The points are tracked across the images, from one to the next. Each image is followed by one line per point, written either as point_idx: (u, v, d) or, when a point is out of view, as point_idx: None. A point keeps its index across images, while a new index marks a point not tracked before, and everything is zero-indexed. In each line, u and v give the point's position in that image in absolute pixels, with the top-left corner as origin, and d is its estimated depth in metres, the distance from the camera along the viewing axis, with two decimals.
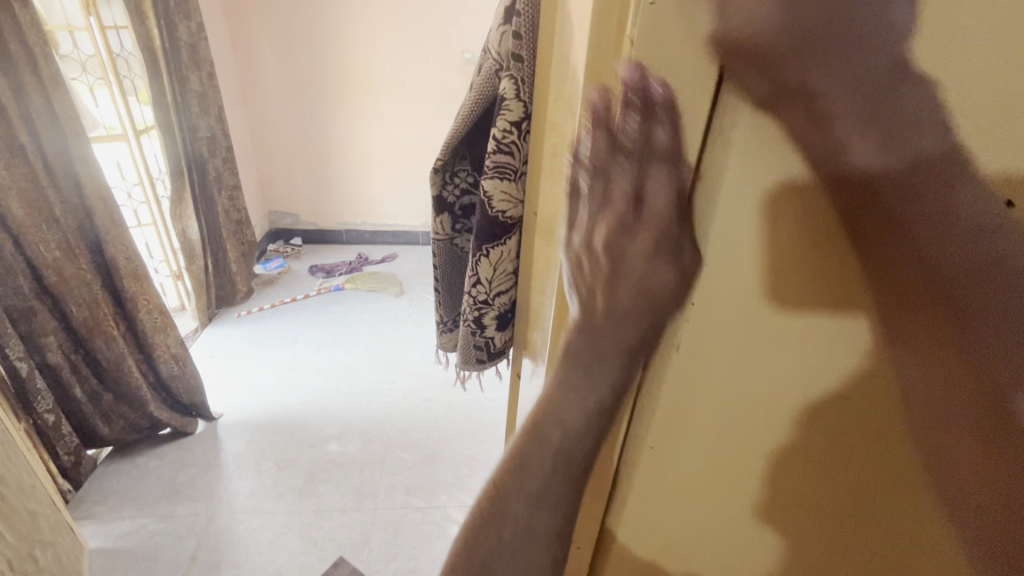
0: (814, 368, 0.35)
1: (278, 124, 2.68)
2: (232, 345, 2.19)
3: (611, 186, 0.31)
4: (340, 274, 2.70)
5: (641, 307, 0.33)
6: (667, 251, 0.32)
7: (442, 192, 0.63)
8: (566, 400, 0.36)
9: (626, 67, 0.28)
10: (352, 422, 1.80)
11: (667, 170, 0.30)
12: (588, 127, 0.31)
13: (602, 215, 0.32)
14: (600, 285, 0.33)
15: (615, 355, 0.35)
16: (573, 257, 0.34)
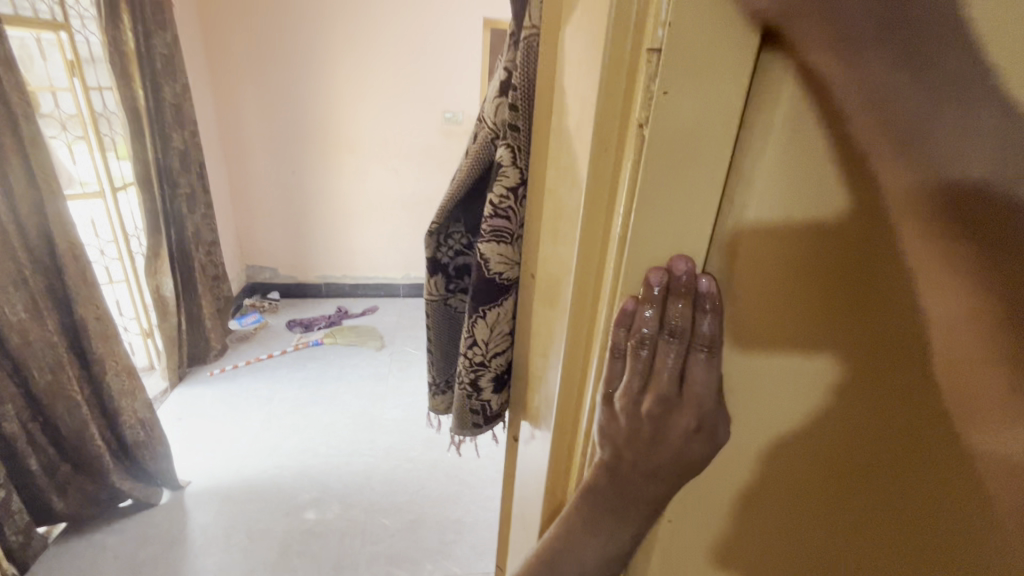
0: (798, 412, 0.38)
1: (259, 180, 2.70)
2: (202, 406, 2.09)
3: (656, 364, 0.32)
4: (319, 329, 2.65)
5: (670, 476, 0.35)
6: (704, 431, 0.34)
7: (437, 254, 0.63)
8: (586, 540, 0.38)
9: (676, 259, 0.31)
10: (330, 486, 1.72)
11: (711, 362, 0.32)
12: (640, 297, 0.32)
13: (647, 389, 0.32)
14: (634, 454, 0.34)
15: (640, 507, 0.36)
16: (606, 419, 0.35)
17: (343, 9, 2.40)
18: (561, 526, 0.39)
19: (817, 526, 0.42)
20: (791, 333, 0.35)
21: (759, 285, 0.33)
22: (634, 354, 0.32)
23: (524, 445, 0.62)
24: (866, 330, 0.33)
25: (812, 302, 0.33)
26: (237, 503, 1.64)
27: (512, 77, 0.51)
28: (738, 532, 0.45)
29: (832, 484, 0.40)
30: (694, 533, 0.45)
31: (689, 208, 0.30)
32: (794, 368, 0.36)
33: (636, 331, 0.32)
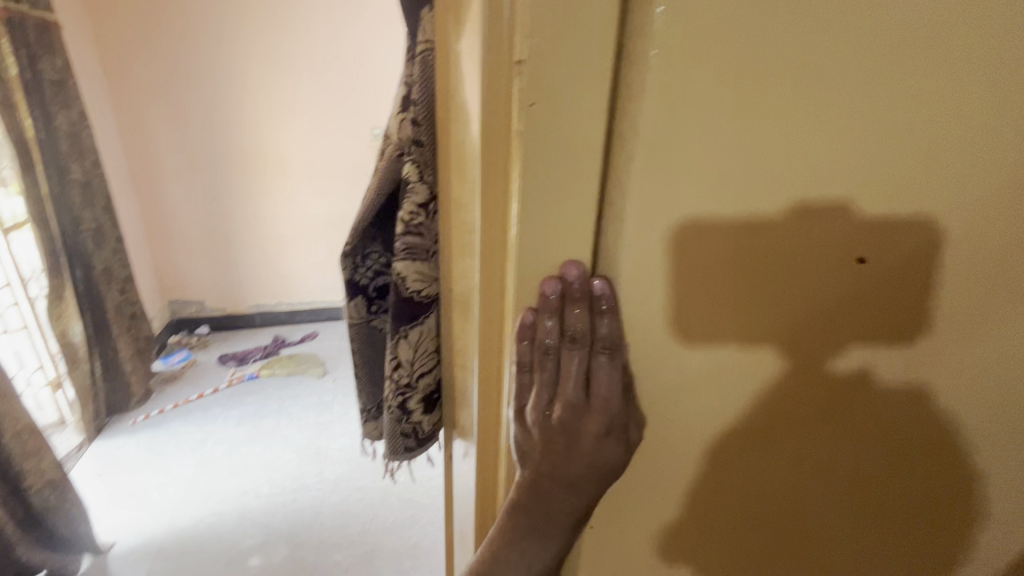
0: (721, 399, 0.39)
1: (177, 209, 2.54)
2: (126, 458, 1.92)
3: (562, 370, 0.34)
4: (255, 361, 2.51)
5: (591, 478, 0.37)
6: (615, 430, 0.36)
7: (354, 275, 0.61)
8: (518, 551, 0.39)
9: (568, 267, 0.33)
10: (275, 527, 1.62)
11: (614, 363, 0.34)
12: (539, 307, 0.34)
13: (554, 400, 0.35)
14: (551, 463, 0.36)
15: (566, 514, 0.38)
16: (524, 429, 0.37)
17: (258, 26, 2.32)
18: (492, 540, 0.40)
19: (800, 525, 0.46)
20: (736, 331, 0.36)
21: (689, 280, 0.34)
22: (539, 365, 0.35)
23: (458, 464, 0.61)
24: (802, 321, 0.36)
25: (756, 297, 0.35)
26: (172, 559, 1.52)
27: (413, 93, 0.50)
28: (672, 533, 0.46)
29: (799, 479, 0.43)
30: (628, 532, 0.45)
31: (573, 220, 0.31)
32: (722, 358, 0.37)
33: (538, 342, 0.34)
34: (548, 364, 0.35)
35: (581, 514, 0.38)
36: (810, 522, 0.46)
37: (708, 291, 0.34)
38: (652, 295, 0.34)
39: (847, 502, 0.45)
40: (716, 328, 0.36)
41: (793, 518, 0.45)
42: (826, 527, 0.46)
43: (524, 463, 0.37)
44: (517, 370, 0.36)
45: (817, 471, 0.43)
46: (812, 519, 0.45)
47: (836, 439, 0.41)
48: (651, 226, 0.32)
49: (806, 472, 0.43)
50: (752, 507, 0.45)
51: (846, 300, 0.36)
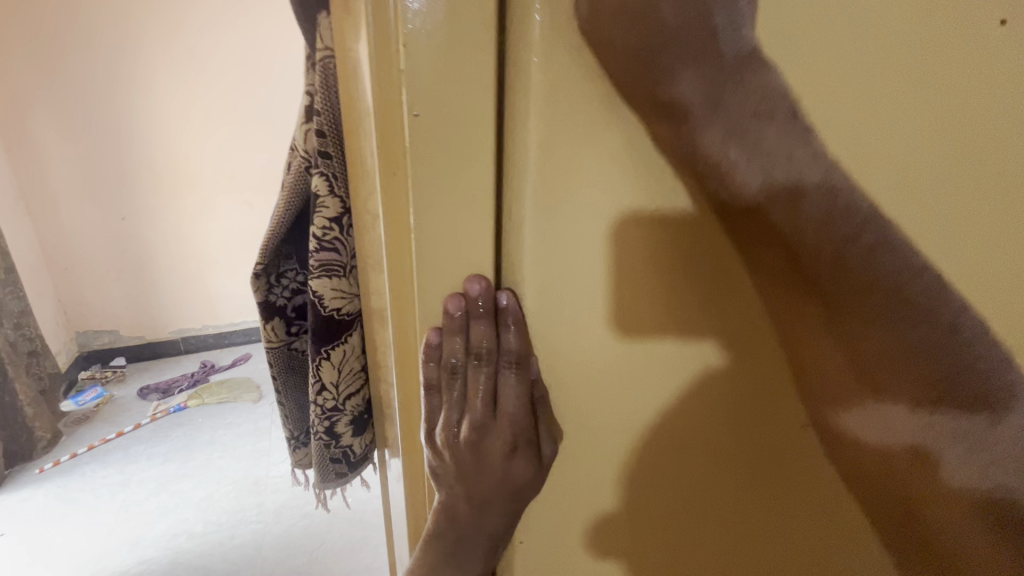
0: (638, 392, 0.42)
1: (80, 232, 2.33)
2: (33, 512, 1.73)
3: (470, 384, 0.37)
4: (181, 391, 2.33)
5: (509, 483, 0.40)
6: (526, 438, 0.39)
7: (269, 296, 0.57)
8: (459, 551, 0.42)
9: (472, 282, 0.35)
10: (213, 568, 1.51)
11: (520, 375, 0.37)
12: (444, 326, 0.36)
13: (463, 417, 0.38)
14: (464, 474, 0.40)
15: (497, 512, 0.41)
16: (440, 444, 0.40)
17: (158, 29, 2.15)
18: (426, 542, 0.43)
19: (726, 508, 0.48)
20: (655, 325, 0.39)
21: (611, 275, 0.37)
22: (447, 381, 0.38)
23: (393, 484, 0.58)
24: (714, 309, 0.39)
25: (668, 293, 0.38)
26: None
27: (315, 103, 0.48)
28: (603, 525, 0.48)
29: (720, 462, 0.46)
30: (563, 526, 0.47)
31: (469, 230, 0.34)
32: (656, 347, 0.40)
33: (445, 362, 0.37)
34: (455, 382, 0.38)
35: (511, 513, 0.41)
36: (725, 507, 0.48)
37: (617, 291, 0.38)
38: (555, 292, 0.37)
39: (763, 485, 0.48)
40: (642, 323, 0.39)
41: (712, 504, 0.48)
42: (738, 512, 0.49)
43: (443, 476, 0.41)
44: (425, 391, 0.39)
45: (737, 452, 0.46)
46: (726, 503, 0.48)
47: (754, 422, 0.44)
48: (549, 222, 0.35)
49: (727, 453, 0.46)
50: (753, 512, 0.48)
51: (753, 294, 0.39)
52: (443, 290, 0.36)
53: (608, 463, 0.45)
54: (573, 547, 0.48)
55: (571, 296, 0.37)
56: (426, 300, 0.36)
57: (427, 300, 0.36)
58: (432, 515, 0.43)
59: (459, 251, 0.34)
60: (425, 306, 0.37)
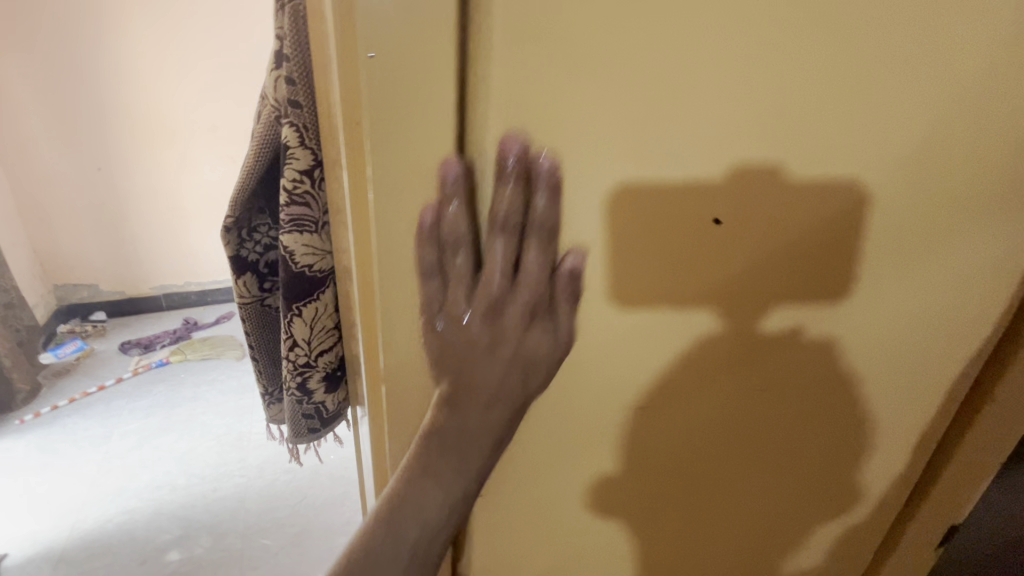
0: (633, 358, 0.44)
1: (52, 183, 2.26)
2: (14, 462, 1.73)
3: (489, 255, 0.35)
4: (163, 347, 2.32)
5: (524, 371, 0.38)
6: (543, 320, 0.37)
7: (240, 251, 0.56)
8: (434, 479, 0.39)
9: (508, 136, 0.33)
10: (196, 518, 1.55)
11: (543, 246, 0.35)
12: (452, 192, 0.34)
13: (476, 294, 0.36)
14: (474, 356, 0.37)
15: (504, 412, 0.38)
16: (445, 323, 0.37)
17: None
18: (411, 459, 0.39)
19: (695, 461, 0.51)
20: (657, 292, 0.41)
21: (621, 243, 0.38)
22: (455, 253, 0.35)
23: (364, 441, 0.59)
24: (717, 274, 0.41)
25: (669, 258, 0.39)
26: (75, 563, 1.42)
27: (284, 47, 0.46)
28: (562, 482, 0.49)
29: (698, 418, 0.48)
30: (532, 479, 0.49)
31: (431, 191, 0.34)
32: (653, 316, 0.42)
33: (447, 233, 0.34)
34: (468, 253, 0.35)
35: (522, 410, 0.39)
36: (692, 461, 0.51)
37: (623, 256, 0.39)
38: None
39: (725, 440, 0.50)
40: (647, 290, 0.41)
41: (678, 458, 0.50)
42: (700, 467, 0.51)
43: (443, 370, 0.37)
44: (424, 273, 0.36)
45: (715, 411, 0.48)
46: (694, 457, 0.50)
47: (740, 383, 0.47)
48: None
49: (706, 412, 0.48)
50: (726, 463, 0.52)
51: (743, 257, 0.41)
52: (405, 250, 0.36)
53: (597, 426, 0.47)
54: (537, 500, 0.50)
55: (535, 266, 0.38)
56: (382, 256, 0.37)
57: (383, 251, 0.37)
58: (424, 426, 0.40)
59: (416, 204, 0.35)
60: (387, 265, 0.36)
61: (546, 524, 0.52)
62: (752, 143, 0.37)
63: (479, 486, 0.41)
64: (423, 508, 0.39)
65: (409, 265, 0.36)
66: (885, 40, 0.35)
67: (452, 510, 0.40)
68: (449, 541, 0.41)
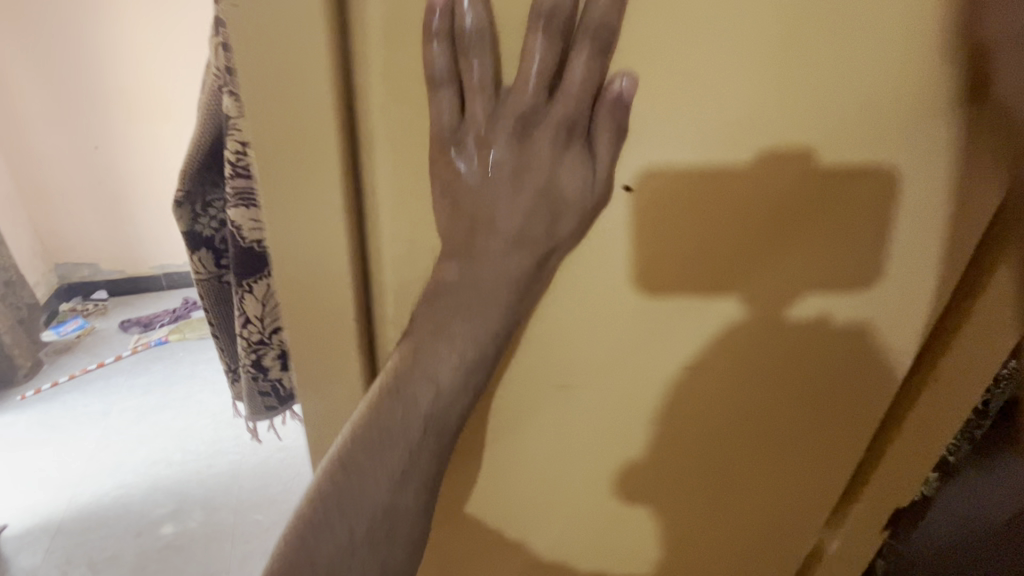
0: (656, 348, 0.43)
1: (50, 161, 2.27)
2: (15, 436, 1.77)
3: (525, 59, 0.30)
4: (162, 326, 2.33)
5: (549, 210, 0.33)
6: (577, 148, 0.32)
7: (194, 226, 0.56)
8: (443, 346, 0.33)
9: None
10: (189, 494, 1.57)
11: (594, 52, 0.30)
12: None
13: (505, 107, 0.31)
14: (498, 181, 0.32)
15: (524, 260, 0.33)
16: (469, 150, 0.32)
17: None
18: (411, 332, 0.34)
19: (696, 444, 0.50)
20: (687, 279, 0.40)
21: (655, 226, 0.38)
22: (479, 53, 0.30)
23: None
24: (740, 261, 0.40)
25: (697, 240, 0.39)
26: (72, 535, 1.46)
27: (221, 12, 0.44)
28: (516, 470, 0.47)
29: (701, 401, 0.47)
30: (521, 465, 0.47)
31: (315, 170, 0.32)
32: (683, 304, 0.41)
33: (472, 29, 0.30)
34: None
35: (541, 263, 0.34)
36: (694, 443, 0.50)
37: (662, 242, 0.38)
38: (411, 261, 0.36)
39: (725, 425, 0.49)
40: (675, 276, 0.40)
41: (678, 442, 0.49)
42: (696, 452, 0.50)
43: (460, 198, 0.32)
44: (437, 76, 0.30)
45: (734, 394, 0.48)
46: (698, 440, 0.50)
47: (761, 369, 0.46)
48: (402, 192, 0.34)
49: (723, 395, 0.48)
50: (734, 449, 0.51)
51: (766, 244, 0.40)
52: (294, 243, 0.34)
53: (609, 417, 0.46)
54: (512, 488, 0.48)
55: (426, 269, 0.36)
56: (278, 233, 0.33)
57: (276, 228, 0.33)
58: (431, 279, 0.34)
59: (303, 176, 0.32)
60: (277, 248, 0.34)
61: (515, 512, 0.50)
62: (661, 147, 0.35)
63: (495, 356, 0.36)
64: (436, 374, 0.33)
65: (300, 265, 0.34)
66: (802, 49, 0.34)
67: (463, 384, 0.34)
68: (460, 424, 0.36)
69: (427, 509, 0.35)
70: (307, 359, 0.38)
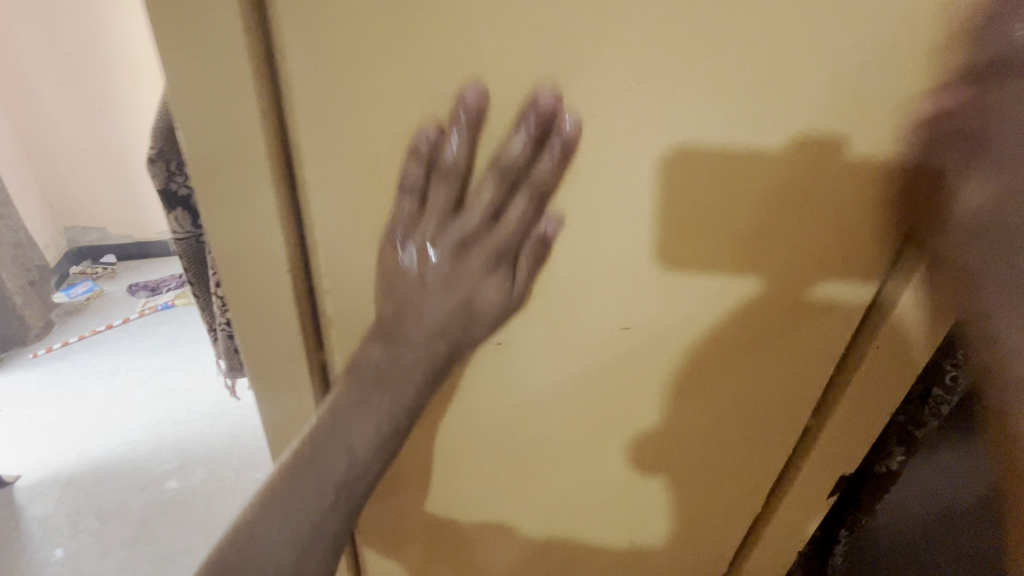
0: (668, 321, 0.43)
1: (56, 124, 2.27)
2: (28, 392, 1.84)
3: (472, 196, 0.35)
4: (168, 291, 2.37)
5: (458, 323, 0.38)
6: (496, 271, 0.37)
7: (169, 184, 0.55)
8: (356, 428, 0.38)
9: (545, 91, 0.32)
10: (193, 451, 1.63)
11: (528, 205, 0.36)
12: (455, 128, 0.33)
13: (446, 224, 0.35)
14: (425, 288, 0.37)
15: (431, 360, 0.39)
16: (411, 251, 0.36)
17: None
18: (336, 393, 0.39)
19: (693, 421, 0.50)
20: (699, 258, 0.40)
21: (669, 202, 0.37)
22: (439, 183, 0.34)
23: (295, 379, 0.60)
24: (764, 242, 0.39)
25: (710, 229, 0.39)
26: (83, 486, 1.53)
27: None
28: (469, 424, 0.49)
29: (702, 378, 0.47)
30: (495, 423, 0.49)
31: (244, 137, 0.32)
32: (699, 282, 0.41)
33: (438, 162, 0.34)
34: (455, 182, 0.34)
35: (444, 363, 0.39)
36: (692, 417, 0.50)
37: (677, 220, 0.38)
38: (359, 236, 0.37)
39: (728, 403, 0.49)
40: (685, 255, 0.40)
41: (679, 415, 0.50)
42: (687, 428, 0.51)
43: (389, 295, 0.37)
44: (400, 190, 0.35)
45: (741, 374, 0.47)
46: (695, 415, 0.50)
47: (769, 351, 0.45)
48: (339, 171, 0.34)
49: (731, 373, 0.47)
50: (729, 428, 0.51)
51: (801, 231, 0.39)
52: (227, 200, 0.35)
53: (607, 384, 0.47)
54: (494, 444, 0.50)
55: (375, 243, 0.37)
56: (215, 195, 0.34)
57: (211, 190, 0.34)
58: (354, 359, 0.39)
59: (236, 144, 0.33)
60: (216, 211, 0.35)
61: (477, 462, 0.52)
62: (570, 241, 0.39)
63: (407, 428, 0.40)
64: (351, 442, 0.38)
65: (240, 236, 0.36)
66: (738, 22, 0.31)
67: (373, 455, 0.39)
68: (369, 490, 0.41)
69: (330, 560, 0.40)
70: (252, 316, 0.39)
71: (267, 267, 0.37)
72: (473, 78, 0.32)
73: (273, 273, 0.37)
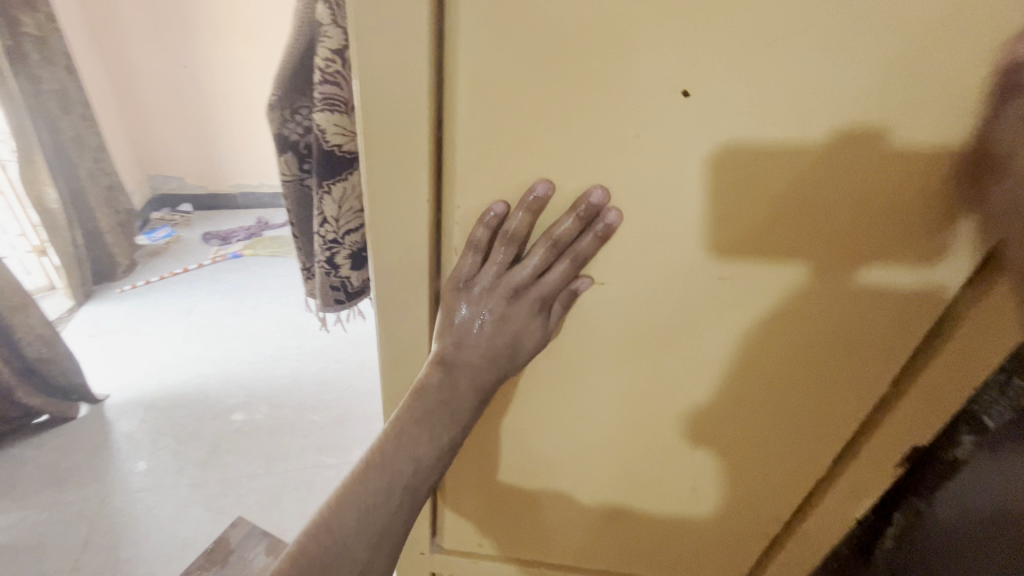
0: (730, 304, 0.45)
1: (146, 76, 2.42)
2: (115, 322, 2.02)
3: (525, 260, 0.42)
4: (238, 242, 2.52)
5: (505, 354, 0.45)
6: (540, 319, 0.45)
7: (283, 130, 0.61)
8: (419, 439, 0.44)
9: (595, 191, 0.39)
10: (257, 389, 1.76)
11: (571, 271, 0.42)
12: (523, 208, 0.40)
13: (501, 280, 0.43)
14: (483, 330, 0.44)
15: (486, 386, 0.46)
16: (471, 297, 0.44)
17: None
18: (405, 406, 0.44)
19: (742, 399, 0.51)
20: (774, 243, 0.41)
21: (757, 190, 0.39)
22: (501, 248, 0.42)
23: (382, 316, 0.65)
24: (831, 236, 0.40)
25: (781, 219, 0.40)
26: (162, 410, 1.68)
27: None
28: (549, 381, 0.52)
29: (756, 361, 0.48)
30: (561, 380, 0.52)
31: (406, 85, 0.36)
32: (759, 266, 0.42)
33: (505, 231, 0.41)
34: (511, 248, 0.42)
35: (491, 389, 0.46)
36: (743, 398, 0.51)
37: (759, 203, 0.39)
38: (477, 194, 0.40)
39: (780, 387, 0.50)
40: (761, 241, 0.41)
41: (735, 395, 0.51)
42: (742, 408, 0.52)
43: (447, 334, 0.44)
44: (469, 248, 0.42)
45: (796, 360, 0.48)
46: (743, 395, 0.51)
47: (823, 340, 0.46)
48: (481, 130, 0.38)
49: (786, 358, 0.48)
50: (777, 412, 0.52)
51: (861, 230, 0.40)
52: (380, 142, 0.38)
53: (660, 359, 0.49)
54: (562, 403, 0.54)
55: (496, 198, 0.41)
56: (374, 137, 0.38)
57: (370, 131, 0.38)
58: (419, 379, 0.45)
59: (400, 91, 0.36)
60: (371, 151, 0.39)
61: (546, 420, 0.55)
62: (621, 269, 0.44)
63: (457, 446, 0.46)
64: (416, 452, 0.44)
65: (382, 177, 0.40)
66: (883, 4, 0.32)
67: (431, 464, 0.44)
68: (428, 493, 0.46)
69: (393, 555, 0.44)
70: (382, 254, 0.43)
71: (377, 214, 0.41)
72: (542, 178, 0.39)
73: (390, 221, 0.42)
